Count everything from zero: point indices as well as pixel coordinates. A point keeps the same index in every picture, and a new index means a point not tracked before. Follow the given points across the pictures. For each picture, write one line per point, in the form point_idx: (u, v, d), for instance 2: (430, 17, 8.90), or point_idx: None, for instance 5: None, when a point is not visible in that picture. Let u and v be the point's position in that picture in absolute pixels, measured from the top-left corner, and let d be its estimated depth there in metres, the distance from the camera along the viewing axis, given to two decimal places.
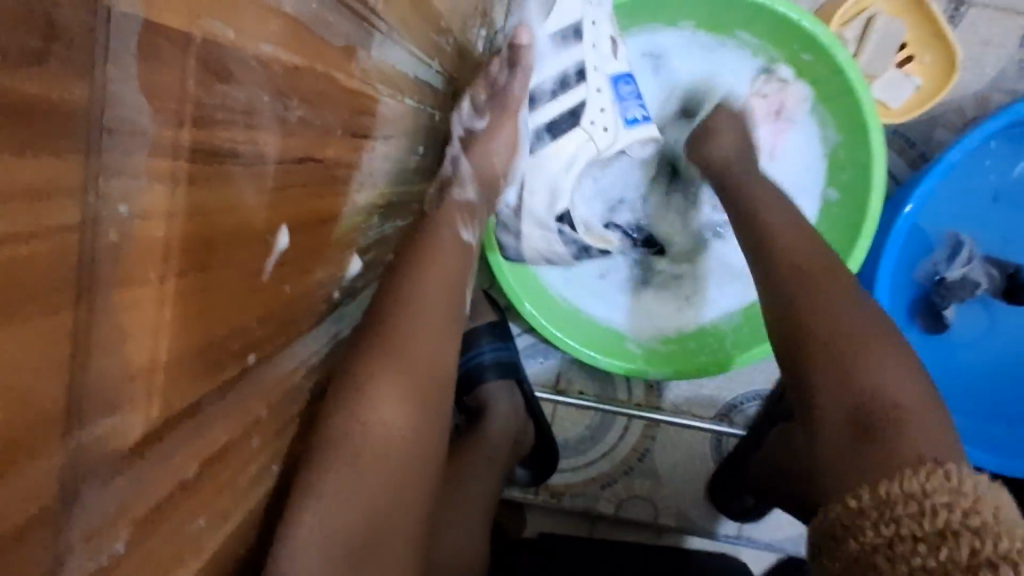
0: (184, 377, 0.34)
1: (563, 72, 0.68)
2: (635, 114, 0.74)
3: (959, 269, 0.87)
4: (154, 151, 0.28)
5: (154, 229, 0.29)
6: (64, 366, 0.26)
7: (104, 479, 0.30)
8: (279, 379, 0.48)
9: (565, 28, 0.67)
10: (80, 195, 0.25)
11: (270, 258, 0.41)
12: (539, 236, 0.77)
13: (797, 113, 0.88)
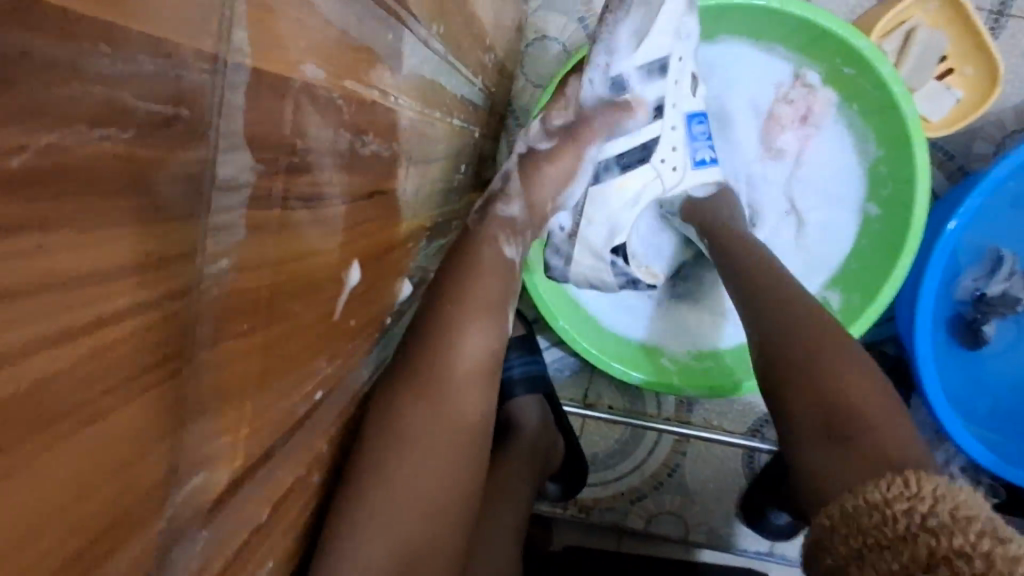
0: (258, 427, 0.33)
1: (640, 106, 0.69)
2: (704, 155, 0.74)
3: (1000, 284, 0.87)
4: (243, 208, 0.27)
5: (241, 287, 0.28)
6: (158, 436, 0.25)
7: (190, 537, 0.29)
8: (339, 409, 0.47)
9: (649, 63, 0.69)
10: (182, 261, 0.24)
11: (341, 297, 0.40)
12: (590, 264, 0.78)
13: (824, 118, 0.86)
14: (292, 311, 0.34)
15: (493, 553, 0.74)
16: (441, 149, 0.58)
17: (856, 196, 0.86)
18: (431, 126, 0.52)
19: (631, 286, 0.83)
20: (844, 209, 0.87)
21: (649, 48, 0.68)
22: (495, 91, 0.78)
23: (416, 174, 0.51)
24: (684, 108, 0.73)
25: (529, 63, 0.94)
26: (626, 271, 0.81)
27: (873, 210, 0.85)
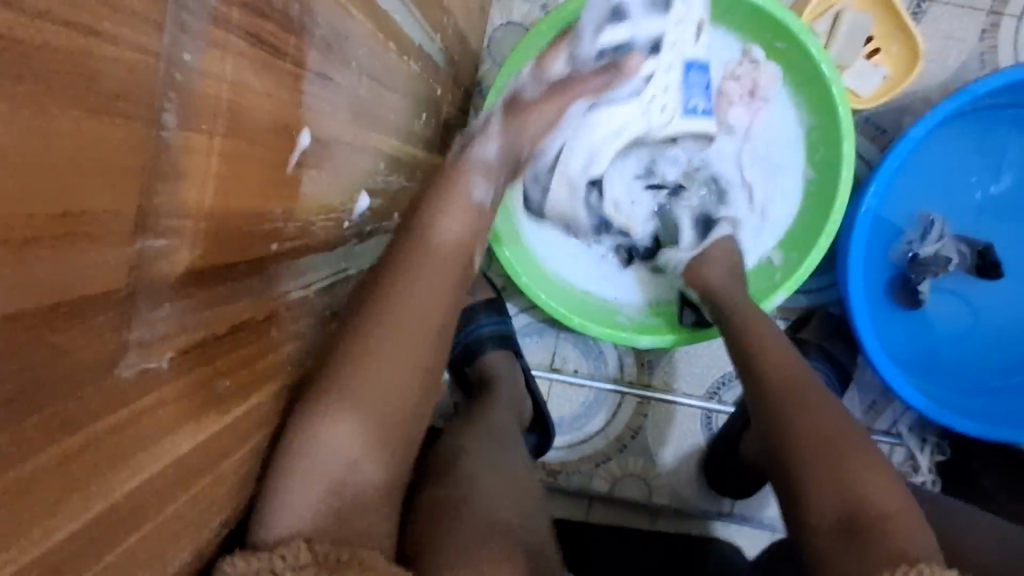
0: (214, 322, 0.35)
1: (634, 41, 0.72)
2: (696, 103, 0.79)
3: (932, 245, 0.92)
4: (205, 92, 0.29)
5: (201, 172, 0.30)
6: (119, 298, 0.27)
7: (146, 411, 0.31)
8: (301, 333, 0.49)
9: (652, 0, 0.72)
10: (146, 129, 0.26)
11: (292, 155, 0.38)
12: (564, 191, 0.83)
13: (770, 92, 0.89)
14: (253, 213, 0.36)
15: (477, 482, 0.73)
16: (404, 102, 0.60)
17: (798, 164, 0.91)
18: (394, 75, 0.55)
19: (601, 226, 0.90)
20: (787, 179, 0.92)
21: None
22: (457, 59, 0.81)
23: (379, 119, 0.53)
24: (687, 56, 0.76)
25: (495, 44, 0.97)
26: (595, 201, 0.87)
27: (811, 175, 0.89)
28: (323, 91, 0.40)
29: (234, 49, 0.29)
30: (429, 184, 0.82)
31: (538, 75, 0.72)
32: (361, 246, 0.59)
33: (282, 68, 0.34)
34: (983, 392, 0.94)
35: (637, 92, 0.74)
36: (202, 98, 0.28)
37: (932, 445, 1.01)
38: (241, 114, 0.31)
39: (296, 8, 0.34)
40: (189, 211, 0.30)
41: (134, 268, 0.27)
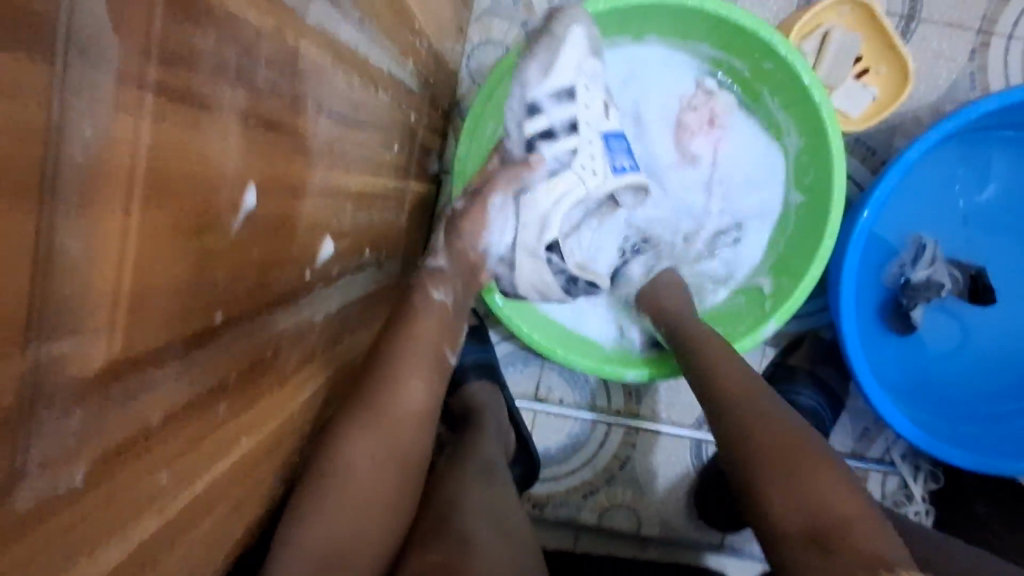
0: (139, 419, 0.30)
1: (553, 126, 0.70)
2: (624, 164, 0.74)
3: (924, 270, 0.89)
4: (110, 179, 0.24)
5: (112, 264, 0.26)
6: (5, 425, 0.23)
7: (53, 540, 0.26)
8: (258, 399, 0.44)
9: (558, 90, 0.70)
10: (35, 225, 0.22)
11: (237, 218, 0.34)
12: (530, 267, 0.75)
13: (727, 120, 0.90)
14: (188, 286, 0.32)
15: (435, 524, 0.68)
16: (373, 135, 0.56)
17: (775, 190, 0.89)
18: (359, 109, 0.50)
19: (571, 284, 0.79)
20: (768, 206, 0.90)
21: (561, 75, 0.70)
22: (433, 81, 0.76)
23: (343, 157, 0.49)
24: (603, 129, 0.73)
25: (473, 63, 0.93)
26: (564, 269, 0.76)
27: (798, 199, 0.87)
28: (272, 139, 0.36)
29: (150, 106, 0.25)
30: (404, 213, 0.78)
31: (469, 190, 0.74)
32: (326, 290, 0.55)
33: (215, 121, 0.30)
34: (974, 420, 0.92)
35: (563, 164, 0.71)
36: (106, 185, 0.24)
37: (926, 472, 0.99)
38: (164, 179, 0.27)
39: (231, 52, 0.30)
40: (101, 299, 0.25)
41: (28, 376, 0.23)
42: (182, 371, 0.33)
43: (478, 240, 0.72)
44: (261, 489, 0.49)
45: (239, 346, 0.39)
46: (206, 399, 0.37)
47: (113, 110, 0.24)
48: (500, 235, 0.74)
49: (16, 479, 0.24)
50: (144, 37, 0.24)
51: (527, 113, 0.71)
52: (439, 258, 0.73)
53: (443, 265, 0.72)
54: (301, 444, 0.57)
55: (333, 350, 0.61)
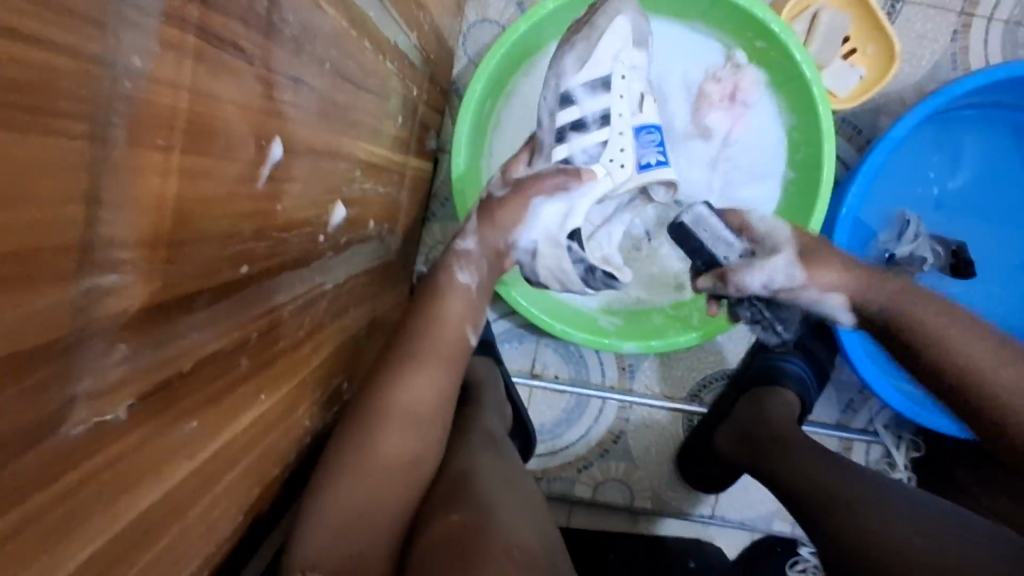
0: (172, 365, 0.31)
1: (585, 117, 0.71)
2: (652, 161, 0.72)
3: (908, 245, 0.92)
4: (153, 118, 0.25)
5: (153, 205, 0.26)
6: (56, 355, 0.23)
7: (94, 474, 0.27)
8: (275, 358, 0.45)
9: (594, 80, 0.70)
10: (87, 159, 0.22)
11: (264, 170, 0.35)
12: (551, 256, 0.70)
13: (753, 97, 0.88)
14: (219, 237, 0.32)
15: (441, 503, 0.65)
16: (381, 105, 0.57)
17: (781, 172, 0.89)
18: (369, 75, 0.51)
19: (591, 276, 0.71)
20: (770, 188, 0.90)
21: (597, 65, 0.70)
22: (434, 57, 0.77)
23: (354, 124, 0.49)
24: (635, 121, 0.72)
25: (470, 42, 0.94)
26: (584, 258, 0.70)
27: (791, 175, 0.88)
28: (295, 97, 0.36)
29: (190, 49, 0.26)
30: (405, 189, 0.78)
31: (505, 177, 0.74)
32: (336, 257, 0.55)
33: (247, 71, 0.30)
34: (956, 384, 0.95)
35: (591, 155, 0.71)
36: (149, 124, 0.25)
37: (907, 441, 1.02)
38: (202, 126, 0.28)
39: (262, 3, 0.30)
40: (143, 238, 0.26)
41: (77, 308, 0.24)
42: (208, 321, 0.34)
43: (510, 232, 0.70)
44: (275, 450, 0.49)
45: (260, 304, 0.40)
46: (230, 353, 0.37)
47: (159, 50, 0.24)
48: (530, 227, 0.70)
49: (65, 412, 0.25)
50: None
51: (559, 102, 0.72)
52: (468, 239, 0.71)
53: (471, 247, 0.71)
54: (311, 412, 0.58)
55: (341, 320, 0.61)
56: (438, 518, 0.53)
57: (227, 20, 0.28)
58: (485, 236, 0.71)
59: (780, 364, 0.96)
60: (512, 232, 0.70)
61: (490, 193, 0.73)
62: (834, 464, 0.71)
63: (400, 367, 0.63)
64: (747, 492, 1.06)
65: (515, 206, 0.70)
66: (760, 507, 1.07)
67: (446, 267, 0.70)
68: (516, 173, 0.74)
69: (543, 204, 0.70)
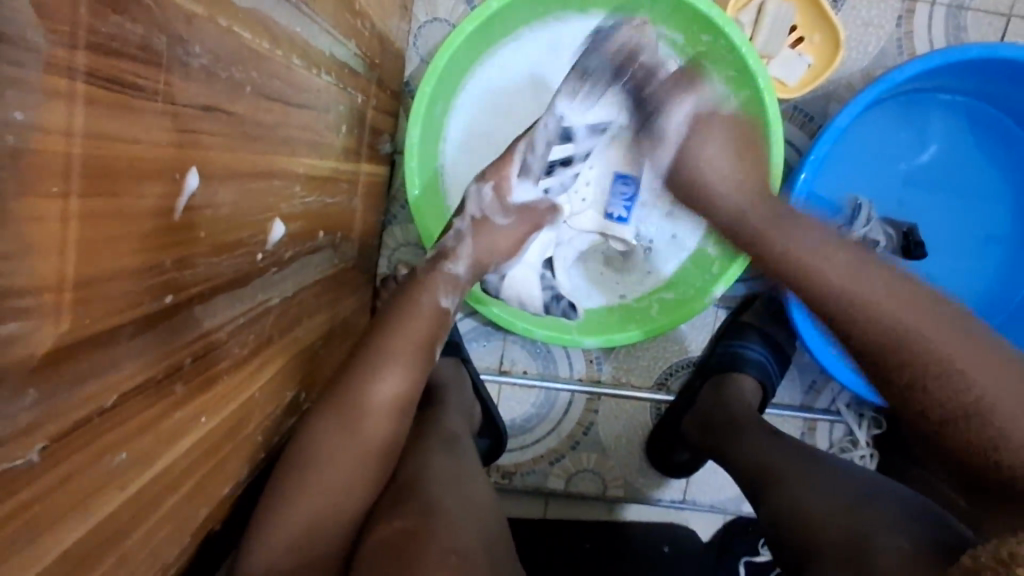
0: (88, 400, 0.31)
1: (574, 155, 0.79)
2: (618, 212, 0.88)
3: (861, 228, 0.93)
4: (41, 169, 0.25)
5: (52, 252, 0.26)
6: None
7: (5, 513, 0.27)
8: (216, 380, 0.45)
9: (595, 124, 0.78)
10: None
11: (179, 200, 0.35)
12: (521, 280, 0.83)
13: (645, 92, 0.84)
14: (135, 271, 0.32)
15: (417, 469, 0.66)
16: (318, 117, 0.57)
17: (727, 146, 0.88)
18: (301, 89, 0.51)
19: (554, 301, 0.86)
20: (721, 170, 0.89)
21: (598, 110, 0.77)
22: (380, 62, 0.77)
23: (288, 141, 0.49)
24: (614, 167, 0.87)
25: (420, 43, 0.93)
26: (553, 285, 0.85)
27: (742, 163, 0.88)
28: (210, 124, 0.36)
29: (81, 94, 0.26)
30: (359, 195, 0.78)
31: (502, 201, 0.74)
32: (280, 272, 0.55)
33: (148, 106, 0.30)
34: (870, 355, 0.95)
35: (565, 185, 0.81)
36: (40, 175, 0.25)
37: (869, 419, 1.04)
38: (100, 167, 0.28)
39: (162, 38, 0.30)
40: (43, 284, 0.26)
41: None
42: (134, 353, 0.34)
43: (505, 259, 0.76)
44: (222, 469, 0.50)
45: (193, 329, 0.40)
46: (161, 382, 0.37)
47: (44, 100, 0.24)
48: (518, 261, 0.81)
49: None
50: (67, 21, 0.24)
51: (558, 139, 0.76)
52: (460, 262, 0.72)
53: (461, 271, 0.72)
54: (265, 425, 0.58)
55: (293, 332, 0.62)
56: (383, 520, 0.56)
57: (120, 59, 0.28)
58: (475, 258, 0.72)
59: (741, 351, 0.98)
60: (504, 257, 0.76)
61: (494, 219, 0.74)
62: (784, 450, 0.73)
63: (364, 377, 0.62)
64: (715, 475, 1.09)
65: (512, 234, 0.75)
66: (728, 490, 1.09)
67: (429, 289, 0.69)
68: (511, 196, 0.75)
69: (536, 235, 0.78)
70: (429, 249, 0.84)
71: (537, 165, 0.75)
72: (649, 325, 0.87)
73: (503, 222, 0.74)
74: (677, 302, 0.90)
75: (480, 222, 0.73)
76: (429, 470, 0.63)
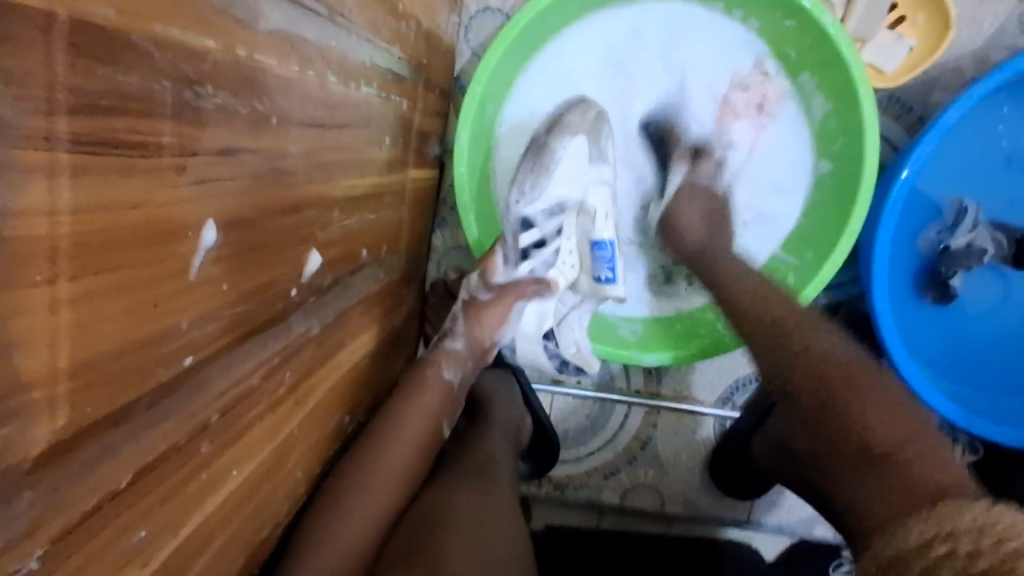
0: (96, 486, 0.28)
1: (545, 237, 0.72)
2: (606, 275, 0.74)
3: (965, 236, 0.81)
4: (21, 258, 0.21)
5: (35, 353, 0.23)
6: None
7: None
8: (250, 426, 0.42)
9: (550, 205, 0.71)
10: None
11: (197, 258, 0.31)
12: (529, 352, 0.77)
13: (780, 108, 0.82)
14: (145, 344, 0.29)
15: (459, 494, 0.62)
16: (359, 134, 0.53)
17: (802, 154, 0.82)
18: (337, 107, 0.47)
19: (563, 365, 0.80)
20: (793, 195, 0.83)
21: (551, 192, 0.71)
22: (427, 62, 0.72)
23: (324, 166, 0.46)
24: (590, 234, 0.73)
25: (472, 35, 0.88)
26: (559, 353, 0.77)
27: (826, 167, 0.80)
28: (231, 167, 0.33)
29: (66, 166, 0.22)
30: (406, 205, 0.75)
31: (485, 279, 0.73)
32: (321, 301, 0.52)
33: (156, 164, 0.27)
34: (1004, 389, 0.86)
35: (548, 263, 0.72)
36: (18, 267, 0.21)
37: (963, 444, 0.93)
38: (97, 241, 0.24)
39: (166, 85, 0.26)
40: (33, 379, 0.23)
41: None
42: (155, 421, 0.32)
43: (498, 332, 0.74)
44: (259, 513, 0.47)
45: (221, 382, 0.37)
46: (186, 447, 0.35)
47: (19, 180, 0.21)
48: (517, 335, 0.75)
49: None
50: (42, 85, 0.21)
51: (520, 223, 0.72)
52: (457, 338, 0.72)
53: (460, 346, 0.72)
54: (307, 457, 0.56)
55: (335, 357, 0.58)
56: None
57: (116, 117, 0.24)
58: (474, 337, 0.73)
59: None
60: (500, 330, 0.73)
61: (476, 298, 0.73)
62: None
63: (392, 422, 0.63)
64: (784, 497, 1.01)
65: (498, 311, 0.72)
66: (800, 513, 1.01)
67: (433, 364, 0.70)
68: (495, 278, 0.73)
69: (528, 305, 0.73)
70: None
71: (511, 249, 0.72)
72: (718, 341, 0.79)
73: (489, 298, 0.73)
74: None
75: (469, 304, 0.74)
76: (456, 508, 0.59)
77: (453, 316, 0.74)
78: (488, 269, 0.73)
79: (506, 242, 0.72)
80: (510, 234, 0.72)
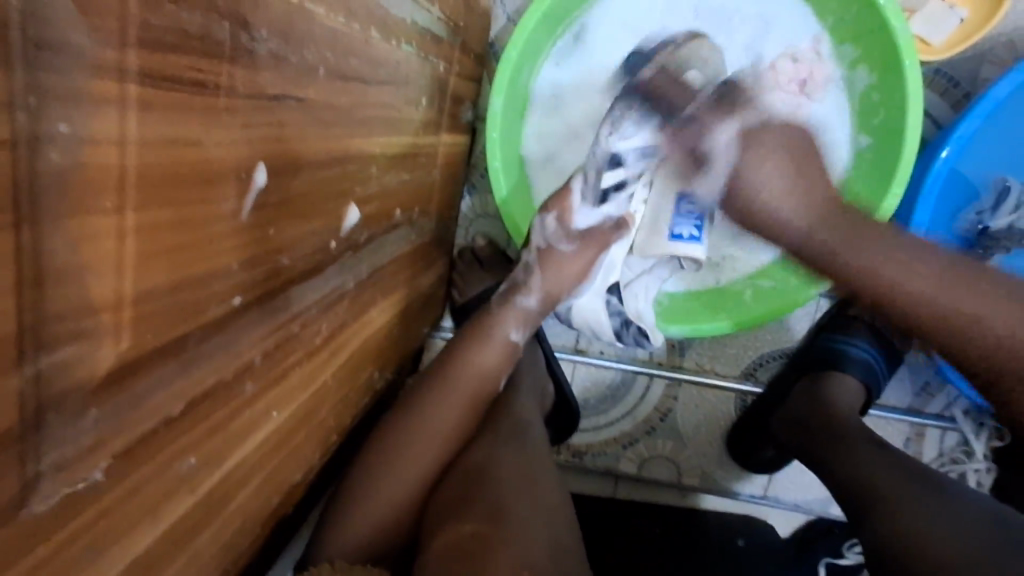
0: (146, 409, 0.30)
1: (628, 179, 0.71)
2: (681, 232, 0.77)
3: (1006, 217, 0.79)
4: (90, 184, 0.23)
5: (101, 283, 0.25)
6: (12, 438, 0.23)
7: (56, 531, 0.26)
8: (289, 370, 0.44)
9: (644, 147, 0.69)
10: (12, 232, 0.21)
11: (248, 198, 0.32)
12: (590, 308, 0.77)
13: (822, 92, 0.80)
14: (197, 280, 0.30)
15: (485, 447, 0.64)
16: (398, 92, 0.53)
17: (845, 132, 0.80)
18: (380, 63, 0.47)
19: (625, 328, 0.79)
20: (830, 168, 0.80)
21: (648, 134, 0.69)
22: (464, 25, 0.72)
23: (364, 121, 0.46)
24: (679, 187, 0.74)
25: None
26: (621, 312, 0.78)
27: (865, 141, 0.78)
28: (281, 112, 0.34)
29: (134, 99, 0.23)
30: (438, 167, 0.75)
31: (564, 224, 0.72)
32: (357, 256, 0.54)
33: (215, 103, 0.28)
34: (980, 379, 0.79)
35: (623, 206, 0.73)
36: (87, 196, 0.23)
37: (990, 430, 0.91)
38: (159, 174, 0.26)
39: (223, 25, 0.27)
40: (100, 304, 0.25)
41: (28, 390, 0.23)
42: (206, 356, 0.34)
43: (575, 285, 0.74)
44: (293, 456, 0.49)
45: (265, 324, 0.39)
46: (232, 383, 0.37)
47: (90, 107, 0.22)
48: (586, 288, 0.76)
49: (25, 494, 0.25)
50: (114, 17, 0.22)
51: (610, 159, 0.69)
52: (531, 295, 0.73)
53: (533, 304, 0.73)
54: (339, 408, 0.58)
55: (368, 313, 0.60)
56: (446, 524, 0.54)
57: (178, 52, 0.25)
58: (546, 292, 0.73)
59: (844, 348, 0.89)
60: (574, 283, 0.74)
61: (553, 245, 0.72)
62: (897, 470, 0.67)
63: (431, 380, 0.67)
64: (804, 473, 1.01)
65: (580, 259, 0.73)
66: (818, 490, 1.01)
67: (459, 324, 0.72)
68: (574, 222, 0.72)
69: (606, 257, 0.74)
70: (517, 242, 0.81)
71: (598, 178, 0.70)
72: (762, 314, 0.79)
73: (569, 248, 0.72)
74: (775, 291, 0.81)
75: (545, 254, 0.73)
76: (495, 463, 0.61)
77: (528, 270, 0.73)
78: (566, 212, 0.71)
79: (596, 173, 0.70)
80: (593, 163, 0.70)
